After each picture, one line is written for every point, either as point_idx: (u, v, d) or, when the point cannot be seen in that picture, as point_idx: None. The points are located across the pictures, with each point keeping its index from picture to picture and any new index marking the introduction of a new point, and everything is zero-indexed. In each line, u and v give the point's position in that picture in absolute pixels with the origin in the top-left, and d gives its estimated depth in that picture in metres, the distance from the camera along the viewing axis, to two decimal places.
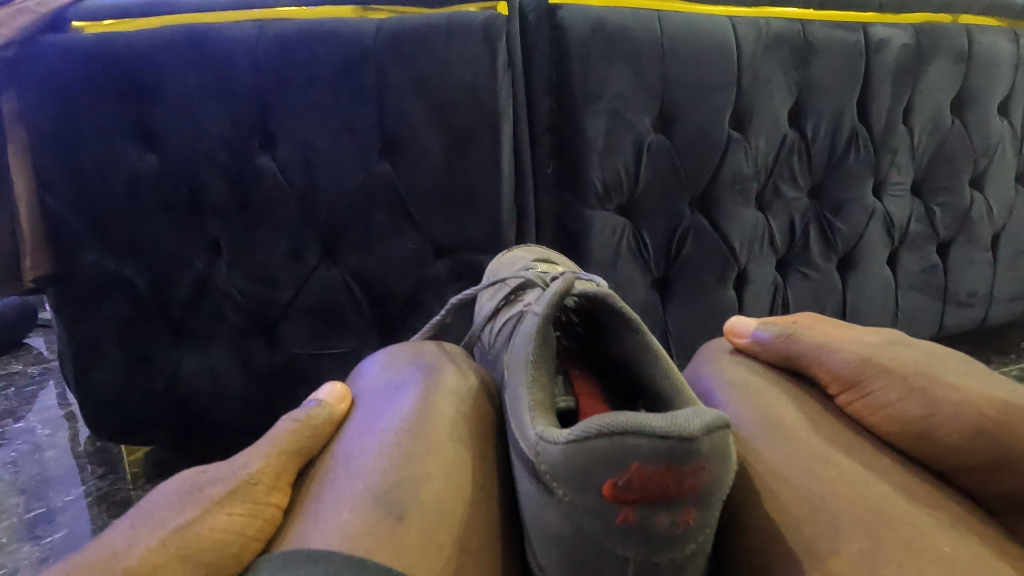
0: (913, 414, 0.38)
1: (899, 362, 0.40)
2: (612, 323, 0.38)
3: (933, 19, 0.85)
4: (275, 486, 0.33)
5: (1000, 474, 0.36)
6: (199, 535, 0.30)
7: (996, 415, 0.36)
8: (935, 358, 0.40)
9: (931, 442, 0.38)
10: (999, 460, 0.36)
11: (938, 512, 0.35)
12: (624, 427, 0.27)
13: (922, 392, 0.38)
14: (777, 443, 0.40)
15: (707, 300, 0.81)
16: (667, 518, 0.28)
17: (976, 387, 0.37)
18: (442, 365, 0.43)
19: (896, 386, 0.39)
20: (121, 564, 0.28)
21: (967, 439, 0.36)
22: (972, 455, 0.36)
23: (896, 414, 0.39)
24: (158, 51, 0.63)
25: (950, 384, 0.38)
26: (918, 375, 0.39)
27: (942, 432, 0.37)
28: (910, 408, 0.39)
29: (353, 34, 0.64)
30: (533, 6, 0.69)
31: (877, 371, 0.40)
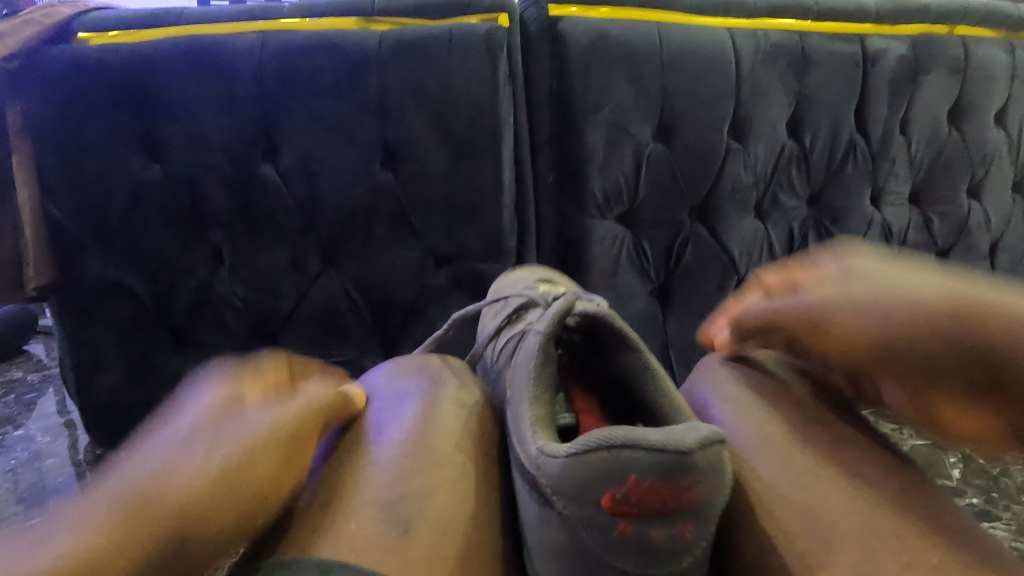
0: (874, 335, 0.34)
1: (844, 290, 0.37)
2: (613, 344, 0.38)
3: (929, 31, 0.86)
4: (305, 447, 0.35)
5: (990, 391, 0.31)
6: (247, 470, 0.31)
7: (963, 336, 0.31)
8: (888, 275, 0.37)
9: (903, 363, 0.33)
10: (979, 365, 0.31)
11: (942, 529, 0.32)
12: (622, 440, 0.28)
13: (872, 309, 0.35)
14: (770, 457, 0.37)
15: (707, 309, 0.81)
16: (665, 532, 0.28)
17: (931, 292, 0.34)
18: (445, 378, 0.43)
19: (847, 311, 0.36)
20: (178, 479, 0.29)
21: (936, 352, 0.32)
22: (946, 369, 0.32)
23: (859, 342, 0.35)
24: (162, 62, 0.63)
25: (903, 295, 0.34)
26: (865, 295, 0.36)
27: (909, 349, 0.33)
28: (866, 330, 0.35)
29: (356, 46, 0.65)
30: (533, 18, 0.70)
31: (828, 304, 0.37)
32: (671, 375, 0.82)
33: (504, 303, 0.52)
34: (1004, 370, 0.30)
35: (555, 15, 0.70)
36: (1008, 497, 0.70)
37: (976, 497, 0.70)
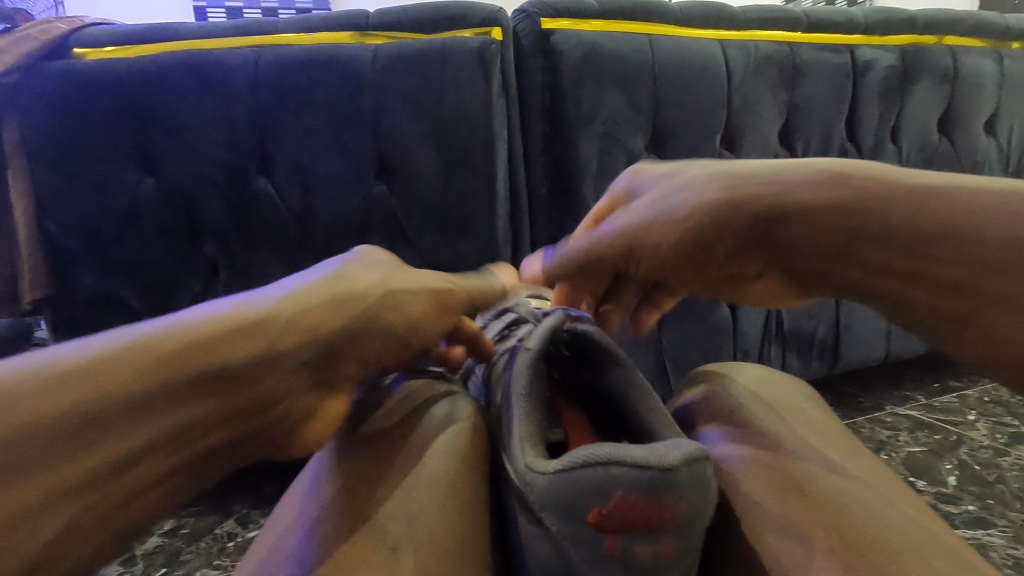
0: (672, 231, 0.38)
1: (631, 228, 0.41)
2: (602, 360, 0.39)
3: (918, 41, 0.87)
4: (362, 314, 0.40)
5: (804, 228, 0.34)
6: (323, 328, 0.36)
7: (752, 216, 0.35)
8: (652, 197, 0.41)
9: (709, 238, 0.37)
10: (773, 217, 0.35)
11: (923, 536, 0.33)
12: (608, 457, 0.28)
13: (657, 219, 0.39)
14: (756, 470, 0.38)
15: (701, 317, 0.81)
16: (649, 549, 0.28)
17: (689, 190, 0.38)
18: (436, 395, 0.43)
19: (649, 235, 0.40)
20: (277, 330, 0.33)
21: (730, 225, 0.36)
22: (755, 231, 0.35)
23: (666, 240, 0.39)
24: (158, 77, 0.64)
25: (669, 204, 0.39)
26: (647, 217, 0.40)
27: (705, 230, 0.37)
28: (668, 231, 0.38)
29: (350, 60, 0.65)
30: (527, 31, 0.71)
31: (629, 237, 0.41)
32: (667, 384, 0.82)
33: (495, 317, 0.53)
34: (789, 214, 0.34)
35: (548, 28, 0.70)
36: (1004, 504, 0.70)
37: (972, 504, 0.70)
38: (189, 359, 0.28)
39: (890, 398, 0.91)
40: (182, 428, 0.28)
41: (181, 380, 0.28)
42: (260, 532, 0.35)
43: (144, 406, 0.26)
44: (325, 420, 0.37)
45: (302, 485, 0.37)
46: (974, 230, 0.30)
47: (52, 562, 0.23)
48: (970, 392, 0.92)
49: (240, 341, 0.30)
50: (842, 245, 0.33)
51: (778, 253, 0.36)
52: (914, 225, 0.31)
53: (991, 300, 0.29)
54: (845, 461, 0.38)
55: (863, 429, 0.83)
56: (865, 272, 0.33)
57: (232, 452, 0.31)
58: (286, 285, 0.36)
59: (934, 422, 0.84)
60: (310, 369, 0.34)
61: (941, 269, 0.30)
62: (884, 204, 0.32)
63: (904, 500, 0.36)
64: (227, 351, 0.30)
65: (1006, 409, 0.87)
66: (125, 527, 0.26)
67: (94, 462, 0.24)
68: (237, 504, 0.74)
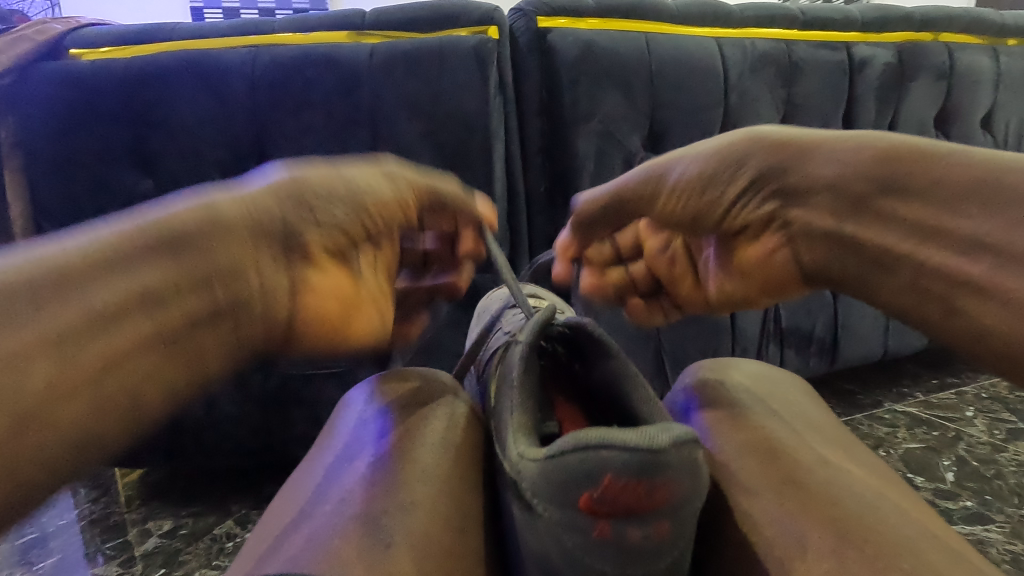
0: (702, 171, 0.45)
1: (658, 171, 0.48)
2: (595, 353, 0.39)
3: (915, 38, 0.87)
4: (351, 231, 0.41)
5: (834, 196, 0.39)
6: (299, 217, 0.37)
7: (773, 161, 0.42)
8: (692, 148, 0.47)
9: (723, 177, 0.44)
10: (794, 156, 0.41)
11: (916, 527, 0.33)
12: (596, 441, 0.28)
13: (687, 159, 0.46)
14: (749, 463, 0.38)
15: (699, 315, 0.81)
16: (641, 531, 0.28)
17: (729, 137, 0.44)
18: (432, 392, 0.43)
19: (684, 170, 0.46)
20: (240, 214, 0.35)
21: (748, 166, 0.42)
22: (775, 174, 0.42)
23: (692, 178, 0.45)
24: (155, 77, 0.64)
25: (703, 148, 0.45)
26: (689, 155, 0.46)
27: (724, 170, 0.43)
28: (700, 170, 0.45)
29: (347, 59, 0.65)
30: (523, 30, 0.71)
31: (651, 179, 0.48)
32: (664, 382, 0.82)
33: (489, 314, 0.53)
34: (813, 160, 0.40)
35: (545, 26, 0.70)
36: (1002, 499, 0.70)
37: (970, 500, 0.70)
38: (139, 241, 0.31)
39: (889, 395, 0.90)
40: (147, 300, 0.31)
41: (133, 261, 0.31)
42: (255, 529, 0.35)
43: (105, 281, 0.30)
44: (328, 297, 0.39)
45: (298, 484, 0.37)
46: (1010, 186, 0.33)
47: (52, 408, 0.27)
48: (968, 389, 0.92)
49: (185, 222, 0.33)
50: (868, 195, 0.38)
51: (802, 212, 0.41)
52: (921, 197, 0.36)
53: (998, 257, 0.33)
54: (841, 456, 0.38)
55: (862, 426, 0.83)
56: (876, 229, 0.38)
57: (214, 327, 0.34)
58: (242, 181, 0.38)
59: (933, 418, 0.85)
60: (266, 244, 0.36)
61: (938, 226, 0.35)
62: (921, 167, 0.36)
63: (897, 493, 0.36)
64: (175, 233, 0.33)
65: (1004, 405, 0.88)
66: (120, 389, 0.30)
67: (73, 329, 0.28)
68: (236, 505, 0.74)
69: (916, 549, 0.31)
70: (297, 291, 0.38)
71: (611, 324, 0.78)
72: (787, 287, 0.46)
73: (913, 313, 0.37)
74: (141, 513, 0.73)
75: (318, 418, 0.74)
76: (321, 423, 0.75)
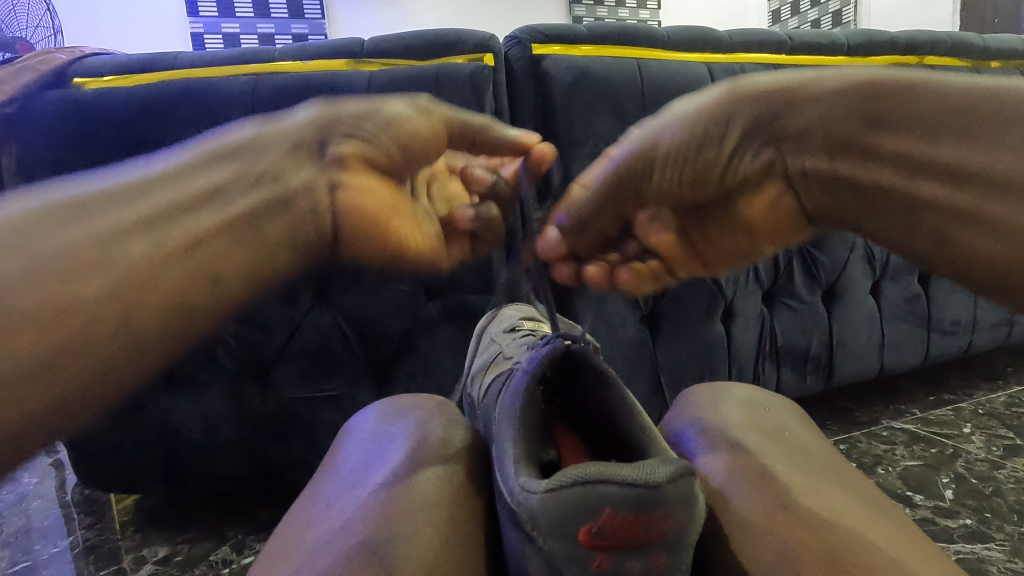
0: (813, 114, 0.38)
1: (772, 95, 0.39)
2: (593, 383, 0.39)
3: (899, 61, 0.89)
4: (359, 192, 0.39)
5: (753, 187, 0.43)
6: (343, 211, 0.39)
7: (754, 115, 0.40)
8: (751, 106, 0.40)
9: (797, 112, 0.39)
10: (739, 183, 0.43)
11: (900, 545, 0.34)
12: (596, 475, 0.29)
13: (791, 107, 0.39)
14: (744, 490, 0.38)
15: (696, 333, 0.82)
16: (639, 564, 0.29)
17: (823, 102, 0.38)
18: (432, 419, 0.43)
19: (754, 146, 0.41)
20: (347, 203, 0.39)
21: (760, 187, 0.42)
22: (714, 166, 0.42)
23: (816, 112, 0.38)
24: (158, 108, 0.66)
25: (809, 99, 0.38)
26: (773, 101, 0.39)
27: (821, 126, 0.38)
28: (815, 124, 0.38)
29: (345, 86, 0.67)
30: (517, 57, 0.73)
31: (749, 135, 0.41)
32: (663, 401, 0.83)
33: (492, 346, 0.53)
34: (794, 140, 0.39)
35: (539, 54, 0.73)
36: (1001, 517, 0.69)
37: (970, 518, 0.69)
38: (287, 144, 0.37)
39: (886, 412, 0.91)
40: (172, 186, 0.33)
41: (145, 189, 0.33)
42: (260, 557, 0.36)
43: (101, 209, 0.31)
44: (364, 196, 0.39)
45: (298, 514, 0.37)
46: (797, 100, 0.39)
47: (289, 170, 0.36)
48: (964, 405, 0.92)
49: (236, 142, 0.36)
50: (850, 137, 0.37)
51: (798, 157, 0.40)
52: (696, 113, 0.41)
53: (958, 178, 0.33)
54: (831, 477, 0.39)
55: (860, 444, 0.84)
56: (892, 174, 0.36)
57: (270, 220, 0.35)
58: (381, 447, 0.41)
59: (930, 436, 0.85)
60: (294, 153, 0.37)
61: (983, 165, 0.32)
62: (904, 105, 0.35)
63: (886, 515, 0.37)
64: (237, 154, 0.35)
65: (1001, 422, 0.87)
66: (197, 279, 0.32)
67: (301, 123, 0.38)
68: (233, 530, 0.73)
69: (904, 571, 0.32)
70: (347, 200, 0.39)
71: (607, 343, 0.79)
72: (752, 178, 0.42)
73: (861, 135, 0.37)
74: (136, 539, 0.72)
75: (316, 440, 0.74)
76: (320, 445, 0.74)
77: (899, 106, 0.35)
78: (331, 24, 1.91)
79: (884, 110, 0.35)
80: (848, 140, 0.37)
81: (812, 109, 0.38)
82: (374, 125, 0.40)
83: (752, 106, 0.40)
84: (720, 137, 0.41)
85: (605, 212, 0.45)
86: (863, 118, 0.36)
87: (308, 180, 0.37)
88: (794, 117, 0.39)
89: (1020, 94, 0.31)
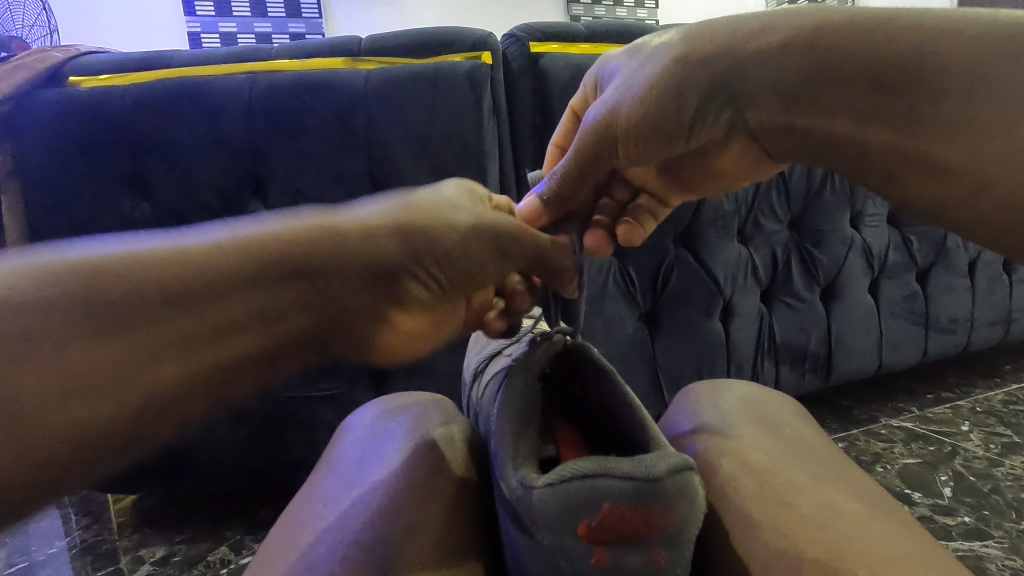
0: (761, 73, 0.38)
1: (723, 52, 0.38)
2: (593, 379, 0.39)
3: None
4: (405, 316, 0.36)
5: (715, 146, 0.43)
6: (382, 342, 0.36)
7: (712, 77, 0.39)
8: (706, 68, 0.39)
9: (743, 67, 0.38)
10: (703, 142, 0.43)
11: (901, 542, 0.34)
12: (596, 469, 0.29)
13: (731, 72, 0.39)
14: (744, 487, 0.38)
15: (694, 332, 0.82)
16: (639, 558, 0.29)
17: (768, 58, 0.37)
18: (430, 418, 0.43)
19: (717, 107, 0.40)
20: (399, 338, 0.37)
21: (725, 138, 0.42)
22: (671, 126, 0.41)
23: (759, 67, 0.38)
24: (154, 106, 0.65)
25: (752, 54, 0.38)
26: (718, 66, 0.39)
27: (765, 85, 0.38)
28: (765, 75, 0.38)
29: (342, 84, 0.67)
30: (515, 55, 0.73)
31: (710, 94, 0.40)
32: (662, 400, 0.83)
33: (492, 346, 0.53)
34: (752, 101, 0.39)
35: (537, 52, 0.73)
36: (1000, 515, 0.69)
37: (968, 515, 0.69)
38: (343, 277, 0.32)
39: (884, 411, 0.91)
40: (195, 303, 0.28)
41: (148, 290, 0.27)
42: (256, 558, 0.35)
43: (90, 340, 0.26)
44: (401, 336, 0.37)
45: (296, 512, 0.37)
46: (743, 58, 0.38)
47: (334, 303, 0.33)
48: (962, 403, 0.92)
49: (291, 245, 0.31)
50: (805, 86, 0.37)
51: (753, 115, 0.40)
52: (646, 78, 0.40)
53: (923, 127, 0.34)
54: (832, 474, 0.39)
55: (858, 442, 0.84)
56: (854, 129, 0.36)
57: (303, 351, 0.33)
58: (370, 442, 0.41)
59: (929, 433, 0.85)
60: (359, 287, 0.33)
61: (953, 114, 0.32)
62: (856, 41, 0.34)
63: (885, 511, 0.37)
64: (290, 265, 0.31)
65: (999, 419, 0.87)
66: (174, 426, 0.28)
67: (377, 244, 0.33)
68: (231, 530, 0.73)
69: (902, 568, 0.32)
70: (387, 328, 0.36)
71: (605, 342, 0.79)
72: (711, 136, 0.42)
73: (823, 72, 0.36)
74: (133, 540, 0.72)
75: (315, 440, 0.74)
76: (318, 445, 0.74)
77: (875, 60, 0.34)
78: (329, 22, 1.91)
79: (875, 54, 0.34)
80: (804, 93, 0.37)
81: (762, 66, 0.38)
82: (440, 256, 0.36)
83: (703, 62, 0.39)
84: (668, 105, 0.40)
85: (583, 184, 0.44)
86: (819, 79, 0.36)
87: (349, 309, 0.33)
88: (750, 79, 0.38)
89: (973, 39, 0.32)
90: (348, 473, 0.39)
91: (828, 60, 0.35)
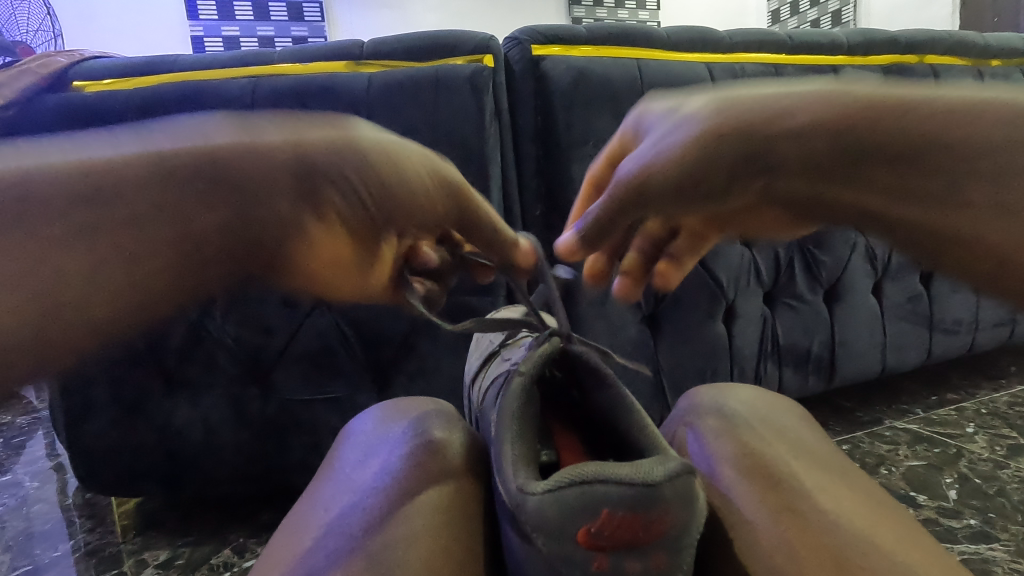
0: (794, 136, 0.37)
1: (764, 118, 0.38)
2: (594, 385, 0.39)
3: (901, 60, 0.88)
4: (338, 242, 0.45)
5: (747, 205, 0.43)
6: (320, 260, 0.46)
7: (747, 143, 0.38)
8: (744, 135, 0.38)
9: (780, 134, 0.37)
10: (736, 203, 0.43)
11: (906, 547, 0.34)
12: (593, 475, 0.29)
13: (768, 139, 0.38)
14: (746, 493, 0.38)
15: (697, 335, 0.82)
16: (639, 564, 0.29)
17: (810, 123, 0.37)
18: (432, 423, 0.43)
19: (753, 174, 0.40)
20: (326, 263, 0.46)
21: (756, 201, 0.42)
22: (702, 188, 0.41)
23: (794, 132, 0.37)
24: (157, 110, 0.65)
25: (794, 122, 0.37)
26: (760, 130, 0.38)
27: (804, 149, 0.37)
28: (800, 139, 0.37)
29: (344, 88, 0.67)
30: (517, 58, 0.73)
31: (748, 163, 0.39)
32: (665, 403, 0.82)
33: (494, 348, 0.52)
34: (781, 168, 0.39)
35: (538, 54, 0.73)
36: (1006, 517, 0.69)
37: (974, 518, 0.69)
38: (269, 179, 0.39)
39: (888, 412, 0.91)
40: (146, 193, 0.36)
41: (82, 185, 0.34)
42: (258, 561, 0.36)
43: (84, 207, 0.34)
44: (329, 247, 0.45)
45: (297, 517, 0.37)
46: (780, 124, 0.37)
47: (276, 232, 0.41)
48: (967, 405, 0.92)
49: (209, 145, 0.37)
50: (838, 157, 0.37)
51: (785, 179, 0.39)
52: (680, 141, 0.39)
53: (942, 198, 0.35)
54: (838, 480, 0.39)
55: (862, 444, 0.83)
56: (879, 198, 0.37)
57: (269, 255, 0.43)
58: (372, 450, 0.41)
59: (934, 435, 0.84)
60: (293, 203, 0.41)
61: (969, 184, 0.34)
62: (883, 115, 0.35)
63: (890, 516, 0.37)
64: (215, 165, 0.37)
65: (1004, 421, 0.87)
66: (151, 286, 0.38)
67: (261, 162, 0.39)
68: (234, 533, 0.73)
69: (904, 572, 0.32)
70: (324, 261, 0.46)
71: (608, 344, 0.79)
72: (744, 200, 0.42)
73: (850, 139, 0.36)
74: (137, 543, 0.72)
75: (318, 443, 0.74)
76: (321, 448, 0.74)
77: (900, 131, 0.35)
78: (330, 26, 1.92)
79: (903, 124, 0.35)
80: (839, 164, 0.37)
81: (796, 132, 0.37)
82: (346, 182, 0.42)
83: (739, 128, 0.38)
84: (704, 169, 0.39)
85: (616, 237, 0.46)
86: (852, 150, 0.36)
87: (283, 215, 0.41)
88: (787, 143, 0.37)
89: (985, 113, 0.33)
90: (351, 480, 0.38)
91: (855, 130, 0.36)
